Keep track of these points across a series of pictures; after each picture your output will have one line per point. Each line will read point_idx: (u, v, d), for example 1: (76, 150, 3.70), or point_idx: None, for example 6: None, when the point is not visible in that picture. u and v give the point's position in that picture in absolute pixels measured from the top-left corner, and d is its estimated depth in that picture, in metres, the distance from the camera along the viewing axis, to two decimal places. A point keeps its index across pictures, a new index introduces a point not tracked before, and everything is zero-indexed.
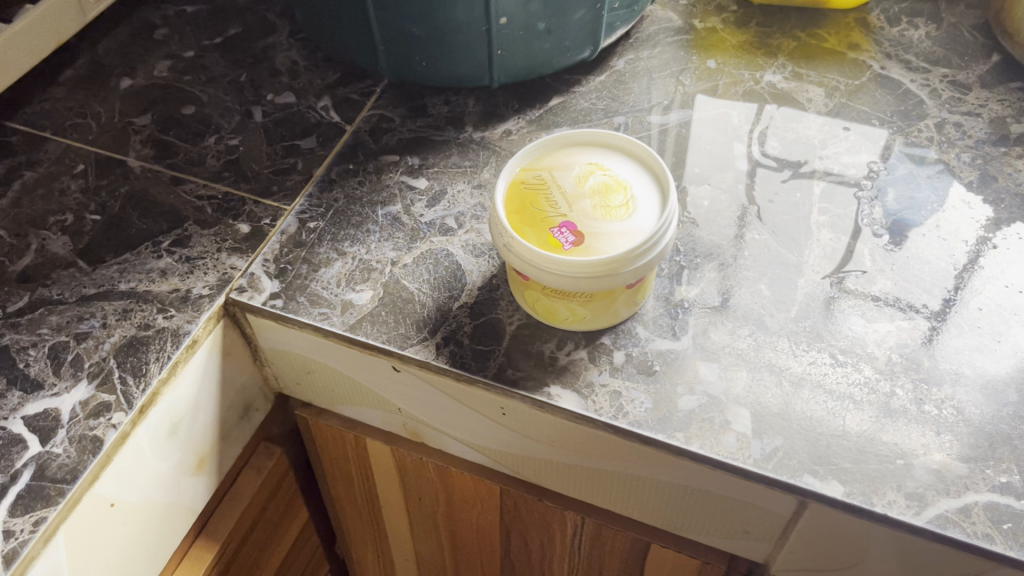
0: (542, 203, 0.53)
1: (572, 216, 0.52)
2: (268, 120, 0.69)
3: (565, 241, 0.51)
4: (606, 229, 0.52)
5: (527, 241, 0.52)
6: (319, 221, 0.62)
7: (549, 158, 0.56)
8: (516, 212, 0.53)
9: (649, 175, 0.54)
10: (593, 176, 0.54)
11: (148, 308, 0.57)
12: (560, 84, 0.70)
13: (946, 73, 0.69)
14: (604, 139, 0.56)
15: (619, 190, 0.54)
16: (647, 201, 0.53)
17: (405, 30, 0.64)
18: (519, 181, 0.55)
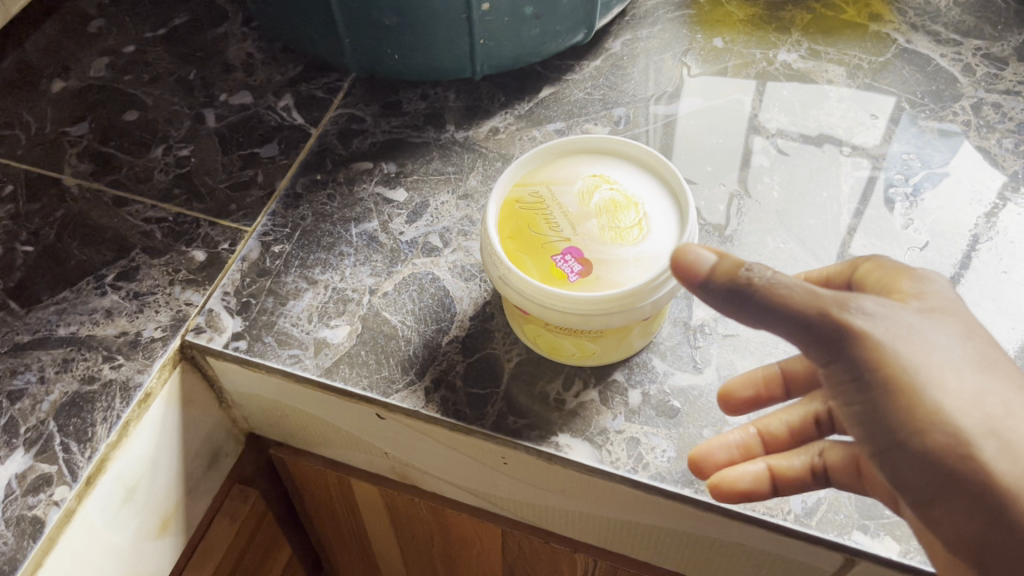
0: (540, 226, 0.47)
1: (575, 241, 0.46)
2: (222, 125, 0.61)
3: (569, 271, 0.45)
4: (614, 256, 0.45)
5: (525, 271, 0.45)
6: (285, 244, 0.55)
7: (548, 171, 0.50)
8: (512, 235, 0.47)
9: (661, 190, 0.48)
10: (598, 192, 0.48)
11: (92, 356, 0.50)
12: (550, 71, 0.63)
13: (979, 45, 0.62)
14: (609, 148, 0.50)
15: (628, 208, 0.47)
16: (661, 221, 0.47)
17: (372, 19, 0.56)
18: (512, 199, 0.48)
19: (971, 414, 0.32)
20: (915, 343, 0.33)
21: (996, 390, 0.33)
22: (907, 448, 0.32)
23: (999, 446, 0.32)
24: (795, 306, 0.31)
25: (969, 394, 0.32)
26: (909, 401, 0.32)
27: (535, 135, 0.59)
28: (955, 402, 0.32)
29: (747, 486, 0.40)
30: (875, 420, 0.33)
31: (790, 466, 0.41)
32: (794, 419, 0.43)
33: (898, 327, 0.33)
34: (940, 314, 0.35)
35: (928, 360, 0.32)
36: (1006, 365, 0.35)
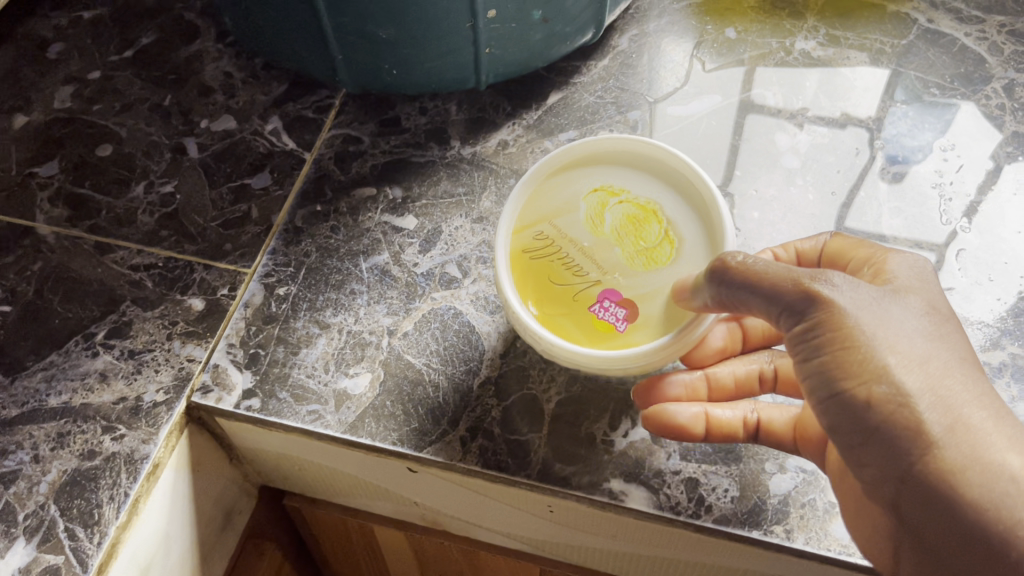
0: (563, 272, 0.44)
1: (604, 281, 0.44)
2: (206, 155, 0.56)
3: (614, 319, 0.43)
4: (651, 286, 0.43)
5: (565, 333, 0.43)
6: (290, 284, 0.50)
7: (541, 202, 0.46)
8: (537, 293, 0.44)
9: (672, 186, 0.46)
10: (606, 211, 0.45)
11: (89, 428, 0.45)
12: (556, 75, 0.59)
13: (1003, 21, 0.59)
14: (599, 154, 0.47)
15: (646, 222, 0.45)
16: (687, 224, 0.44)
17: (368, 33, 0.51)
18: (520, 247, 0.45)
19: (915, 373, 0.33)
20: (874, 311, 0.35)
21: (945, 360, 0.35)
22: (847, 398, 0.34)
23: (935, 402, 0.33)
24: (772, 281, 0.35)
25: (917, 356, 0.34)
26: (856, 357, 0.34)
27: (548, 146, 0.55)
28: (897, 355, 0.34)
29: (685, 421, 0.41)
30: (822, 373, 0.34)
31: (727, 418, 0.42)
32: (739, 372, 0.44)
33: (863, 299, 0.35)
34: (908, 291, 0.37)
35: (880, 325, 0.34)
36: (959, 340, 0.36)
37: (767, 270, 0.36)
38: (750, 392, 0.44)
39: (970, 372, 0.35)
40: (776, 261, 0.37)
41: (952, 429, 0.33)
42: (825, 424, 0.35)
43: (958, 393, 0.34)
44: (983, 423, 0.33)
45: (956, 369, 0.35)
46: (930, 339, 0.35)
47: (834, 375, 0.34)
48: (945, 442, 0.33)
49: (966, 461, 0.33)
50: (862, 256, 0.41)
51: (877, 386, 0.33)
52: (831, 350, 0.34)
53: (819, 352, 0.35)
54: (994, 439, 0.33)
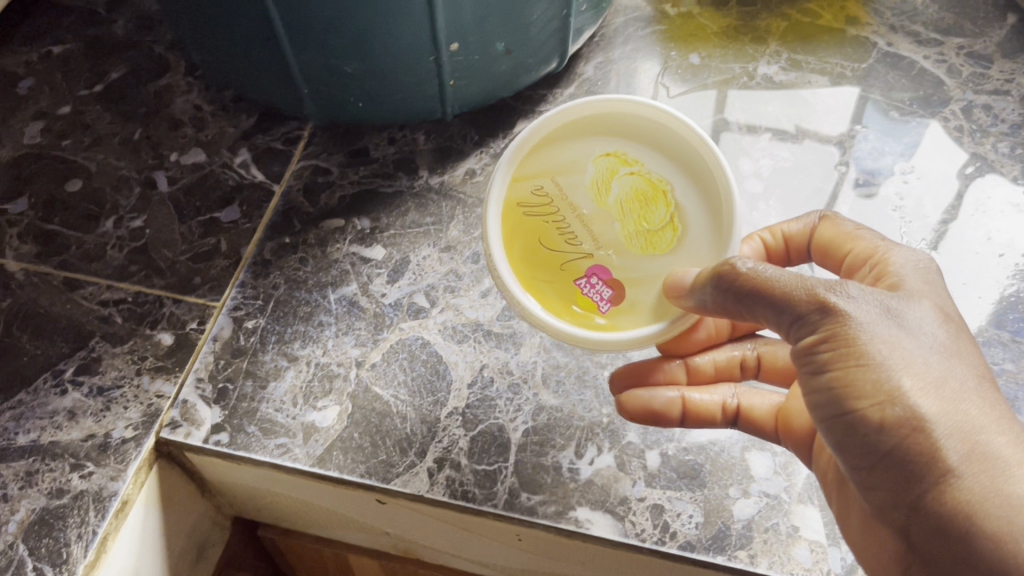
0: (555, 237, 0.45)
1: (596, 255, 0.44)
2: (176, 188, 0.56)
3: (599, 299, 0.44)
4: (645, 272, 0.44)
5: (546, 299, 0.44)
6: (258, 317, 0.50)
7: (549, 155, 0.46)
8: (523, 254, 0.45)
9: (689, 167, 0.45)
10: (614, 181, 0.46)
11: (58, 466, 0.45)
12: (522, 103, 0.59)
13: (961, 43, 0.60)
14: (621, 115, 0.46)
15: (654, 202, 0.45)
16: (693, 212, 0.45)
17: (333, 67, 0.51)
18: (515, 199, 0.46)
19: (930, 395, 0.34)
20: (888, 326, 0.35)
21: (960, 377, 0.35)
22: (860, 421, 0.34)
23: (953, 429, 0.33)
24: (777, 291, 0.36)
25: (933, 379, 0.34)
26: (870, 376, 0.34)
27: None
28: (911, 373, 0.34)
29: (662, 406, 0.42)
30: (834, 390, 0.35)
31: (707, 404, 0.43)
32: (720, 359, 0.46)
33: (876, 311, 0.35)
34: (921, 297, 0.37)
35: (896, 343, 0.34)
36: (977, 355, 0.36)
37: (780, 276, 0.36)
38: (732, 378, 0.46)
39: (985, 389, 0.35)
40: (784, 268, 0.37)
41: (971, 452, 0.33)
42: (835, 443, 0.36)
43: (974, 416, 0.34)
44: (1002, 449, 0.33)
45: (971, 387, 0.35)
46: (944, 349, 0.35)
47: (846, 392, 0.34)
48: (962, 470, 0.33)
49: (987, 491, 0.32)
50: (854, 237, 0.43)
51: (891, 404, 0.33)
52: (843, 362, 0.34)
53: (829, 368, 0.35)
54: (1016, 466, 0.33)
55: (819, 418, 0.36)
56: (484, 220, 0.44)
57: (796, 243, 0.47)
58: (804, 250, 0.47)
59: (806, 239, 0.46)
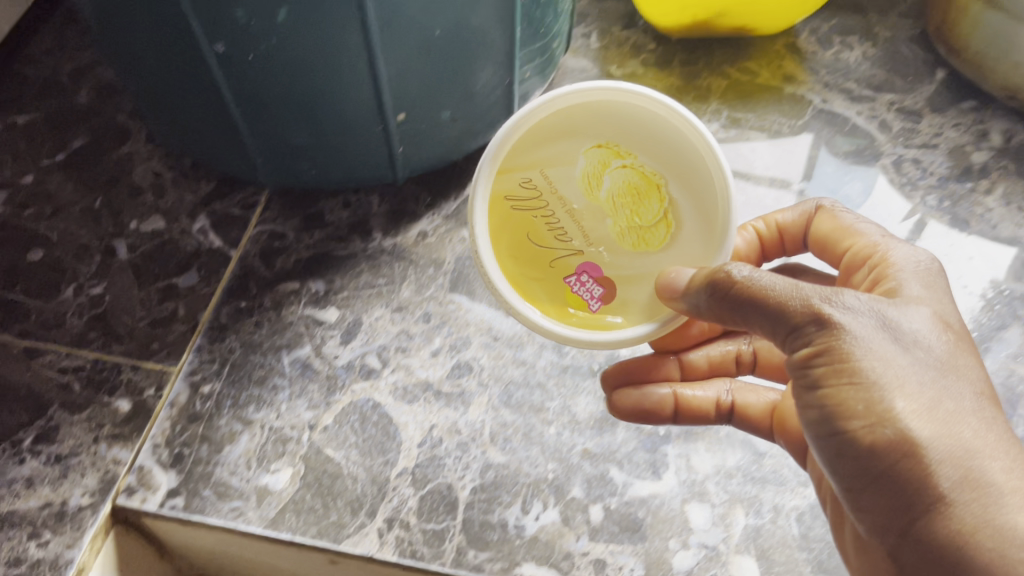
0: (545, 233, 0.49)
1: (585, 254, 0.48)
2: (135, 255, 0.58)
3: (589, 297, 0.48)
4: (634, 272, 0.48)
5: (535, 295, 0.48)
6: (214, 381, 0.52)
7: (540, 148, 0.48)
8: (514, 253, 0.48)
9: (682, 162, 0.48)
10: (606, 175, 0.48)
11: (15, 535, 0.46)
12: (473, 165, 0.62)
13: (892, 99, 0.63)
14: (618, 106, 0.47)
15: (645, 198, 0.48)
16: (683, 210, 0.48)
17: (286, 138, 0.54)
18: (506, 193, 0.48)
19: (922, 419, 0.36)
20: (882, 342, 0.37)
21: (951, 396, 0.37)
22: (852, 441, 0.37)
23: (947, 456, 0.36)
24: (773, 301, 0.38)
25: (926, 402, 0.36)
26: (861, 395, 0.36)
27: (465, 235, 0.58)
28: (903, 392, 0.36)
29: (654, 402, 0.46)
30: (828, 407, 0.37)
31: (698, 400, 0.47)
32: (712, 356, 0.51)
33: (873, 326, 0.38)
34: (920, 309, 0.40)
35: (890, 362, 0.37)
36: (977, 372, 0.39)
37: (779, 293, 0.38)
38: (726, 371, 0.51)
39: (973, 406, 0.37)
40: (778, 276, 0.39)
41: (961, 480, 0.35)
42: (825, 460, 0.38)
43: (964, 443, 0.36)
44: (994, 476, 0.36)
45: (962, 407, 0.37)
46: (931, 362, 0.38)
47: (840, 410, 0.37)
48: (954, 497, 0.35)
49: (978, 522, 0.35)
50: (850, 231, 0.47)
51: (880, 422, 0.36)
52: (836, 375, 0.37)
53: (821, 382, 0.37)
54: (1007, 495, 0.35)
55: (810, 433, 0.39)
56: (474, 226, 0.46)
57: (790, 231, 0.51)
58: (797, 239, 0.52)
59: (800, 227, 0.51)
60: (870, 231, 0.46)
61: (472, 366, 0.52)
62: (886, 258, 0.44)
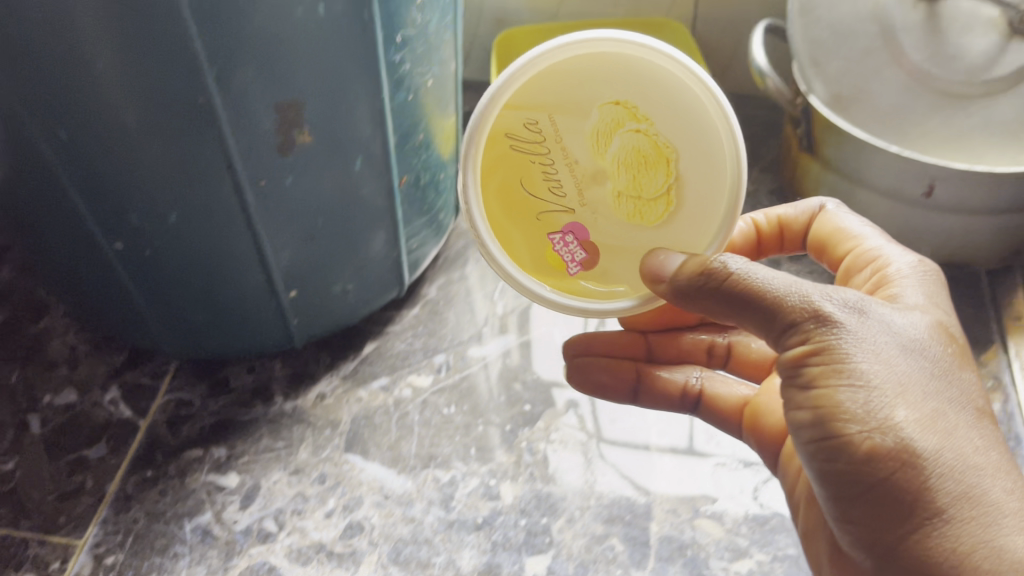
0: (539, 181, 0.47)
1: (576, 215, 0.48)
2: (47, 429, 0.61)
3: (569, 259, 0.49)
4: (622, 242, 0.48)
5: (514, 240, 0.49)
6: (117, 552, 0.54)
7: (551, 86, 0.45)
8: (502, 197, 0.48)
9: (698, 137, 0.46)
10: (615, 137, 0.46)
11: None
12: (371, 325, 0.66)
13: None
14: (643, 65, 0.45)
15: (654, 169, 0.46)
16: (688, 188, 0.47)
17: (183, 317, 0.58)
18: (506, 129, 0.46)
19: (922, 430, 0.38)
20: (878, 342, 0.39)
21: (946, 405, 0.40)
22: (845, 447, 0.38)
23: (943, 469, 0.38)
24: (770, 298, 0.40)
25: (924, 413, 0.39)
26: (857, 396, 0.38)
27: (361, 395, 0.62)
28: (899, 393, 0.38)
29: (610, 380, 0.54)
30: (821, 411, 0.39)
31: (661, 380, 0.55)
32: (682, 343, 0.59)
33: (870, 332, 0.40)
34: (914, 318, 0.42)
35: (889, 368, 0.39)
36: (965, 385, 0.41)
37: (777, 288, 0.40)
38: (693, 357, 0.59)
39: (962, 413, 0.40)
40: (774, 273, 0.41)
41: (956, 492, 0.38)
42: (814, 467, 0.39)
43: (957, 457, 0.38)
44: (986, 492, 0.38)
45: (957, 416, 0.40)
46: (924, 364, 0.40)
47: (827, 413, 0.38)
48: (948, 508, 0.37)
49: (975, 541, 0.37)
50: (849, 232, 0.53)
51: (874, 423, 0.38)
52: (830, 370, 0.38)
53: (813, 381, 0.39)
54: (999, 511, 0.38)
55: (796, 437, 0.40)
56: (466, 173, 0.45)
57: (789, 227, 0.57)
58: (795, 238, 0.57)
59: (802, 224, 0.56)
60: (866, 231, 0.52)
61: (363, 525, 0.55)
62: (889, 260, 0.49)
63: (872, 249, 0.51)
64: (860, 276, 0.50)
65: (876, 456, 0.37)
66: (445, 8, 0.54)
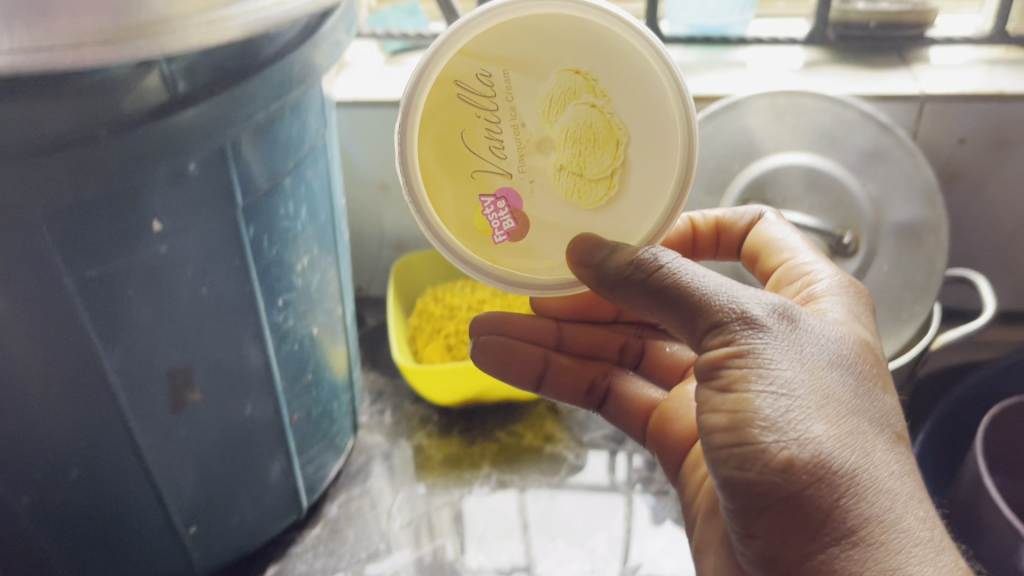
0: (480, 138, 0.50)
1: (512, 181, 0.51)
2: None
3: (497, 227, 0.52)
4: (554, 219, 0.52)
5: (444, 195, 0.51)
6: None
7: (512, 40, 0.49)
8: (439, 148, 0.50)
9: (650, 118, 0.51)
10: (568, 108, 0.50)
11: None
12: (275, 547, 0.70)
13: (632, 449, 0.77)
14: (609, 35, 0.49)
15: (603, 149, 0.51)
16: (629, 176, 0.51)
17: (84, 563, 0.61)
18: (456, 75, 0.49)
19: (836, 443, 0.42)
20: (802, 354, 0.44)
21: (862, 422, 0.43)
22: (760, 453, 0.41)
23: (855, 491, 0.41)
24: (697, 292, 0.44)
25: (839, 428, 0.42)
26: (772, 400, 0.42)
27: None
28: (819, 406, 0.42)
29: (519, 359, 0.62)
30: (738, 411, 0.42)
31: (568, 367, 0.64)
32: (595, 337, 0.67)
33: (793, 343, 0.44)
34: (848, 340, 0.47)
35: (807, 381, 0.43)
36: (884, 406, 0.45)
37: (708, 290, 0.44)
38: (604, 349, 0.67)
39: (879, 432, 0.44)
40: (707, 275, 0.45)
41: (863, 511, 0.41)
42: (724, 472, 0.43)
43: (871, 478, 0.41)
44: (897, 520, 0.41)
45: (874, 436, 0.43)
46: (845, 379, 0.44)
47: (743, 417, 0.42)
48: (856, 532, 0.40)
49: (885, 569, 0.40)
50: (788, 245, 0.58)
51: (787, 431, 0.41)
52: (749, 375, 0.42)
53: (730, 384, 0.43)
54: (910, 540, 0.41)
55: (709, 441, 0.43)
56: (410, 111, 0.48)
57: (725, 230, 0.63)
58: (728, 240, 0.63)
59: (737, 228, 0.62)
60: (799, 245, 0.58)
61: None
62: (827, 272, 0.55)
63: (808, 261, 0.56)
64: (791, 285, 0.56)
65: (788, 464, 0.41)
66: (324, 264, 0.62)
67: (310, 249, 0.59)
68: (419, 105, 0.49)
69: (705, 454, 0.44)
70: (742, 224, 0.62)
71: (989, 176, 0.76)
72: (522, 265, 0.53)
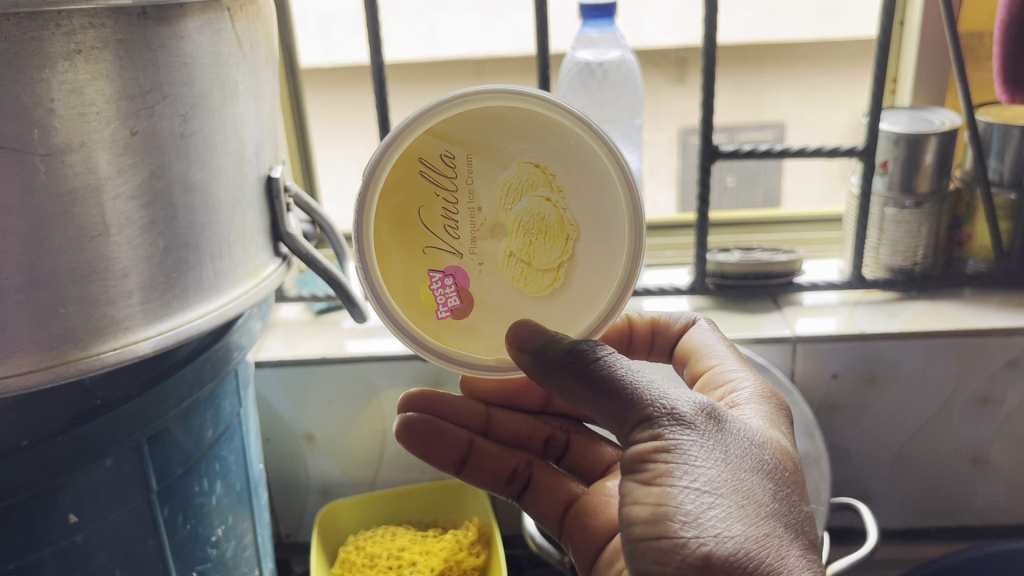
0: (437, 215, 0.54)
1: (461, 261, 0.55)
2: None
3: (441, 303, 0.56)
4: (497, 302, 0.56)
5: (393, 266, 0.55)
6: None
7: (479, 126, 0.54)
8: (396, 223, 0.54)
9: (598, 222, 0.56)
10: (524, 198, 0.55)
11: None
12: None
13: None
14: (572, 138, 0.55)
15: (554, 243, 0.56)
16: (574, 270, 0.57)
17: None
18: (421, 153, 0.54)
19: (753, 542, 0.44)
20: (724, 456, 0.47)
21: (779, 524, 0.46)
22: (680, 548, 0.43)
23: None
24: (634, 393, 0.48)
25: (757, 529, 0.44)
26: (693, 497, 0.44)
27: None
28: (737, 505, 0.45)
29: (444, 444, 0.62)
30: (661, 505, 0.44)
31: (492, 455, 0.63)
32: (523, 425, 0.68)
33: (717, 443, 0.47)
34: (769, 446, 0.50)
35: (727, 481, 0.45)
36: (802, 514, 0.48)
37: (640, 386, 0.48)
38: (526, 439, 0.68)
39: (795, 538, 0.46)
40: (642, 376, 0.49)
41: None
42: (642, 566, 0.44)
43: None
44: None
45: (791, 539, 0.45)
46: (765, 483, 0.47)
47: (664, 511, 0.44)
48: None
49: None
50: (717, 350, 0.61)
51: (705, 526, 0.43)
52: (672, 470, 0.45)
53: (654, 478, 0.45)
54: None
55: (630, 533, 0.45)
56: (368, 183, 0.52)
57: (660, 330, 0.66)
58: (660, 339, 0.66)
59: (670, 328, 0.66)
60: (727, 353, 0.61)
61: None
62: (748, 377, 0.57)
63: (734, 367, 0.59)
64: (716, 391, 0.58)
65: (705, 558, 0.42)
66: (241, 526, 0.66)
67: (225, 519, 0.63)
68: (381, 176, 0.53)
69: (625, 549, 0.46)
70: (677, 329, 0.65)
71: (863, 406, 0.86)
72: (463, 343, 0.57)
